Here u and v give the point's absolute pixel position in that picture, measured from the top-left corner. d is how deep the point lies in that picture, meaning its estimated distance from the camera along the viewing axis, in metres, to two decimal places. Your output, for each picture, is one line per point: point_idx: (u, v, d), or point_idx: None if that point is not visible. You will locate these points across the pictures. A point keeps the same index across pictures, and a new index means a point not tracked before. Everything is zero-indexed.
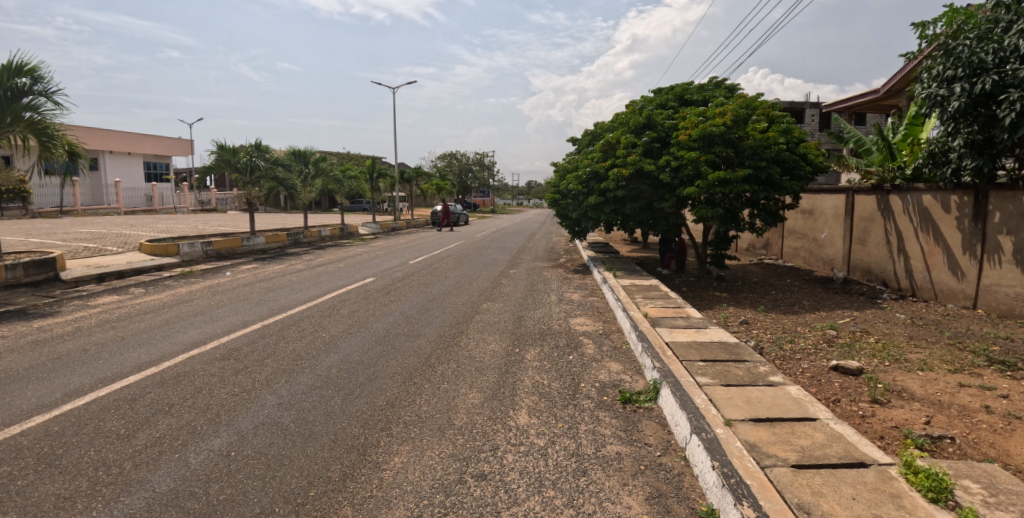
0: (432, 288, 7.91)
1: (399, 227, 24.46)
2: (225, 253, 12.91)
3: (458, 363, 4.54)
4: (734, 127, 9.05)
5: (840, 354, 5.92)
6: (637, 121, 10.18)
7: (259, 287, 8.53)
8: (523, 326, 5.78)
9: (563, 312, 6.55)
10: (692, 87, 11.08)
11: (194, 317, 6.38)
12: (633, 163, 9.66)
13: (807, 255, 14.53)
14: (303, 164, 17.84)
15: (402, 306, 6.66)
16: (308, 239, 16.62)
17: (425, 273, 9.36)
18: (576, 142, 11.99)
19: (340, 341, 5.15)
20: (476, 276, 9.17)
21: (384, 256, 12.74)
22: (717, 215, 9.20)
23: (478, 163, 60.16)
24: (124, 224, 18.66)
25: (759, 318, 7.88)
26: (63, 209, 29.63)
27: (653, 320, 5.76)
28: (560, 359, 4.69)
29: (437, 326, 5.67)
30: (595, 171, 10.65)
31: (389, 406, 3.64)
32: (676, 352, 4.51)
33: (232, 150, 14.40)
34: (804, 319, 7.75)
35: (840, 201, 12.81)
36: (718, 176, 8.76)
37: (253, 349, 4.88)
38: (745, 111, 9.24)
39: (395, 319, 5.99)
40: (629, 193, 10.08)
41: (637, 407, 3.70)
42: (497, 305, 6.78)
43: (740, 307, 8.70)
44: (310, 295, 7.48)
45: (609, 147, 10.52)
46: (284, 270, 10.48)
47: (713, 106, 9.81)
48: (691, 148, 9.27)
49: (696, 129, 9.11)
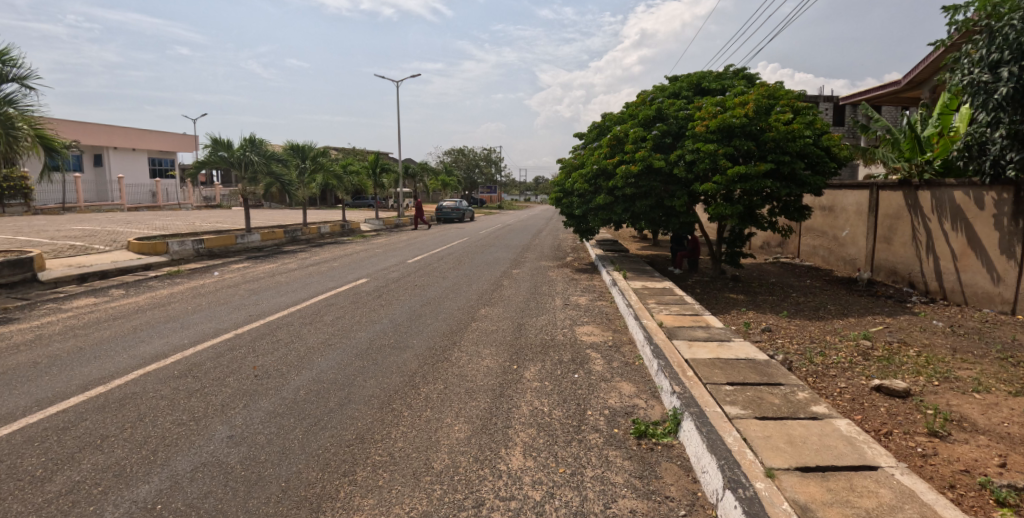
0: (427, 291, 7.32)
1: (403, 223, 23.95)
2: (218, 251, 12.44)
3: (445, 383, 3.94)
4: (756, 118, 8.40)
5: (879, 370, 5.28)
6: (649, 112, 9.53)
7: (244, 289, 8.00)
8: (523, 335, 5.19)
9: (568, 319, 5.94)
10: (707, 76, 10.41)
11: (165, 325, 5.83)
12: (644, 158, 9.00)
13: (826, 254, 13.79)
14: (302, 158, 17.31)
15: (391, 312, 6.08)
16: (306, 236, 16.17)
17: (423, 274, 8.77)
18: (581, 136, 11.32)
19: (316, 355, 4.59)
20: (476, 277, 8.55)
21: (383, 254, 12.20)
22: (736, 213, 8.54)
23: (485, 159, 59.40)
24: (122, 221, 18.28)
25: (781, 324, 7.23)
26: (65, 205, 29.41)
27: (669, 330, 5.14)
28: (564, 379, 4.08)
29: (427, 337, 5.08)
30: (604, 165, 10.00)
31: (358, 442, 3.06)
32: (698, 372, 3.91)
33: (226, 144, 13.89)
34: (831, 327, 7.09)
35: (864, 198, 12.07)
36: (738, 171, 8.12)
37: (216, 366, 4.32)
38: (767, 101, 8.60)
39: (381, 328, 5.41)
40: (640, 190, 9.42)
41: (655, 444, 3.11)
42: (496, 310, 6.19)
43: (760, 312, 8.04)
44: (295, 299, 6.92)
45: (616, 141, 9.85)
46: (275, 270, 9.94)
47: (731, 96, 9.16)
48: (708, 140, 8.63)
49: (714, 120, 8.47)
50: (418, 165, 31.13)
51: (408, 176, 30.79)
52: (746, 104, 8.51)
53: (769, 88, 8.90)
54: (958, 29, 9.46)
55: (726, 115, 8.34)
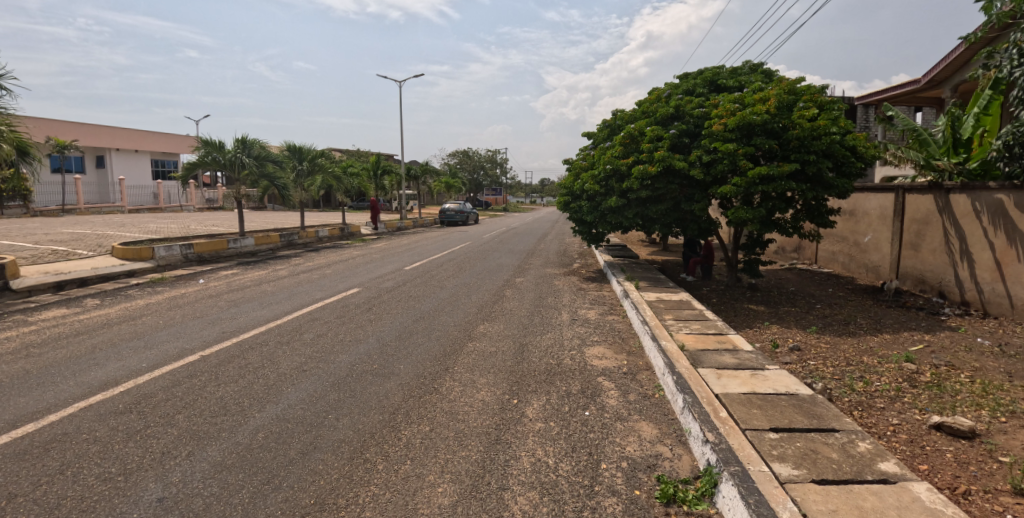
0: (422, 303, 6.70)
1: (405, 226, 23.36)
2: (208, 256, 11.88)
3: (432, 424, 3.32)
4: (778, 116, 7.75)
5: (931, 401, 4.61)
6: (661, 111, 8.90)
7: (225, 300, 7.43)
8: (525, 359, 4.56)
9: (575, 338, 5.30)
10: (725, 72, 9.79)
11: (127, 344, 5.25)
12: (659, 159, 8.34)
13: (847, 260, 13.07)
14: (298, 160, 16.76)
15: (379, 330, 5.46)
16: (303, 240, 15.60)
17: (419, 283, 8.16)
18: (592, 136, 10.70)
19: (286, 386, 3.98)
20: (477, 286, 7.93)
21: (380, 260, 11.59)
22: (758, 218, 7.85)
23: (490, 161, 58.78)
24: (116, 224, 17.83)
25: (811, 342, 6.56)
26: (65, 207, 29.11)
27: (692, 354, 4.50)
28: (572, 418, 3.45)
29: (415, 361, 4.46)
30: (613, 167, 9.36)
31: (317, 509, 2.46)
32: (734, 414, 3.26)
33: (218, 145, 13.39)
34: (866, 346, 6.41)
35: (888, 201, 11.38)
36: (760, 172, 7.44)
37: (167, 403, 3.72)
38: (790, 97, 7.96)
39: (365, 350, 4.79)
40: (654, 193, 8.76)
41: (688, 513, 2.47)
42: (497, 327, 5.56)
43: (784, 327, 7.36)
44: (276, 312, 6.33)
45: (630, 140, 9.19)
46: (263, 277, 9.38)
47: (750, 92, 8.54)
48: (726, 139, 7.98)
49: (733, 117, 7.83)
50: (421, 166, 30.59)
51: (411, 178, 30.23)
52: (769, 100, 7.87)
53: (792, 83, 8.25)
54: (997, 21, 8.79)
55: (747, 111, 7.69)
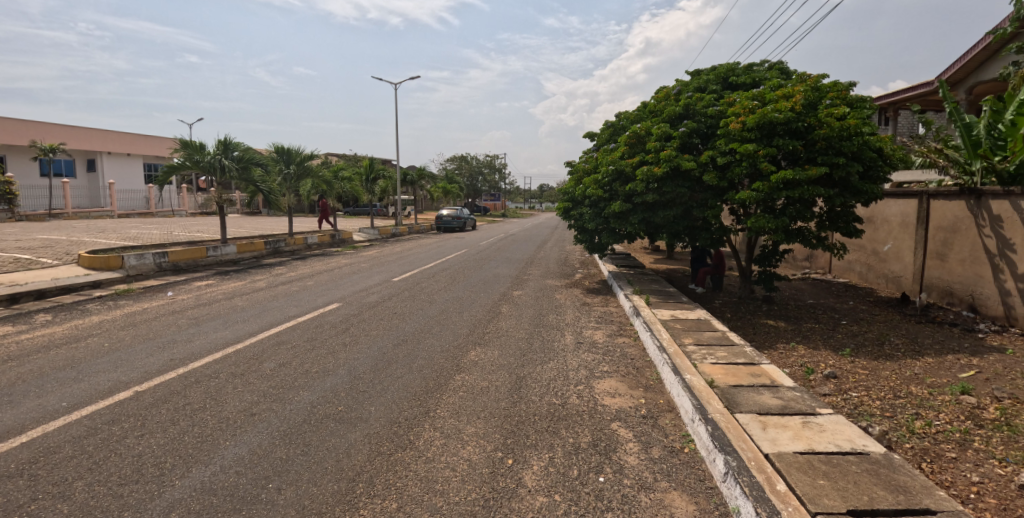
0: (407, 323, 5.93)
1: (400, 233, 22.58)
2: (184, 265, 11.10)
3: (401, 499, 2.54)
4: (802, 114, 7.03)
5: (1010, 448, 3.82)
6: (671, 109, 8.15)
7: (187, 317, 6.67)
8: (522, 398, 3.77)
9: (581, 367, 4.51)
10: (738, 68, 9.03)
11: (54, 377, 4.46)
12: (669, 160, 7.55)
13: (864, 269, 12.32)
14: (286, 163, 16.05)
15: (353, 357, 4.69)
16: (291, 248, 14.83)
17: (406, 297, 7.38)
18: (593, 137, 9.91)
19: (224, 439, 3.21)
20: (470, 301, 7.15)
21: (368, 269, 10.81)
22: (780, 227, 7.07)
23: (488, 166, 58.09)
24: (97, 230, 17.04)
25: (845, 368, 5.77)
26: (51, 211, 28.31)
27: (724, 393, 3.72)
28: (583, 487, 2.67)
29: (390, 402, 3.68)
30: (618, 169, 8.57)
31: None
32: (797, 488, 2.49)
33: (198, 146, 12.57)
34: (909, 372, 5.64)
35: (912, 207, 10.64)
36: (785, 176, 6.68)
37: (69, 464, 2.97)
38: (814, 94, 7.24)
39: (332, 385, 4.01)
40: (663, 198, 7.98)
41: None
42: (491, 354, 4.77)
43: (812, 348, 6.58)
44: (238, 334, 5.56)
45: (635, 140, 8.39)
46: (238, 289, 8.59)
47: (769, 89, 7.81)
48: (745, 139, 7.23)
49: (753, 115, 7.09)
50: (417, 171, 29.81)
51: (407, 183, 29.48)
52: (793, 97, 7.15)
53: (815, 80, 7.53)
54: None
55: (768, 109, 6.97)
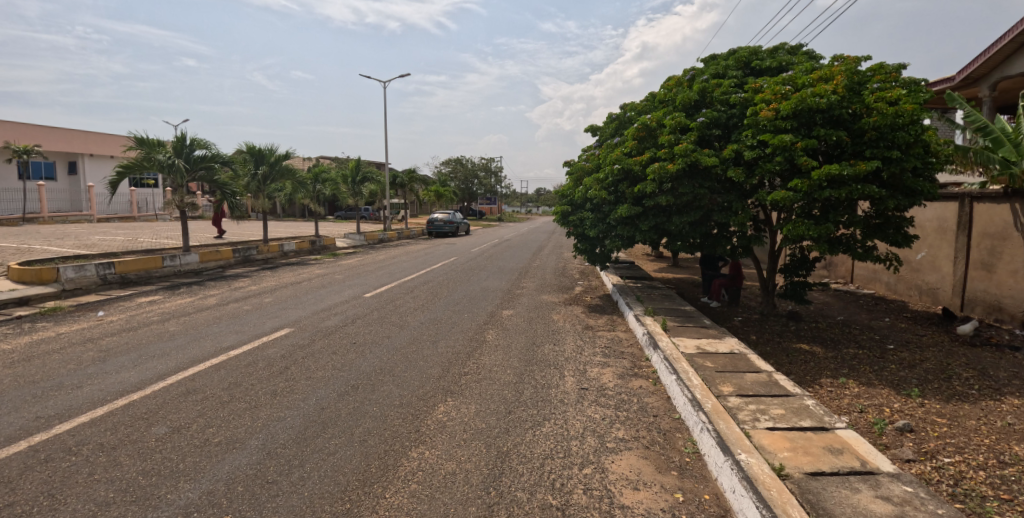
0: (365, 358, 4.69)
1: (389, 239, 21.38)
2: (134, 277, 9.82)
3: None
4: (846, 100, 5.81)
5: None
6: (687, 96, 6.92)
7: (97, 349, 5.38)
8: (501, 497, 2.53)
9: (587, 433, 3.26)
10: (762, 51, 7.79)
11: None
12: (685, 155, 6.28)
13: (893, 280, 11.15)
14: (257, 163, 14.81)
15: (277, 418, 3.46)
16: (264, 255, 13.60)
17: (373, 321, 6.12)
18: (594, 131, 8.70)
19: None
20: (449, 325, 5.91)
21: (341, 282, 9.55)
22: (824, 234, 5.72)
23: (484, 169, 56.94)
24: (55, 236, 15.68)
25: (918, 417, 4.58)
26: (26, 216, 26.95)
27: (804, 493, 2.48)
28: None
29: (302, 508, 2.44)
30: (625, 168, 7.32)
31: None
32: None
33: (154, 143, 11.39)
34: (1000, 422, 4.44)
35: (951, 211, 9.47)
36: (830, 172, 5.38)
37: None
38: (858, 77, 6.05)
39: (231, 473, 2.79)
40: (678, 199, 6.71)
41: None
42: (465, 411, 3.53)
43: (866, 385, 5.37)
44: (144, 378, 4.32)
45: (645, 133, 7.13)
46: (181, 308, 7.32)
47: (803, 72, 6.58)
48: (778, 130, 6.00)
49: (789, 100, 5.85)
50: (408, 174, 28.54)
51: (398, 186, 28.21)
52: (834, 79, 5.95)
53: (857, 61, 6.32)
54: None
55: (805, 93, 5.75)
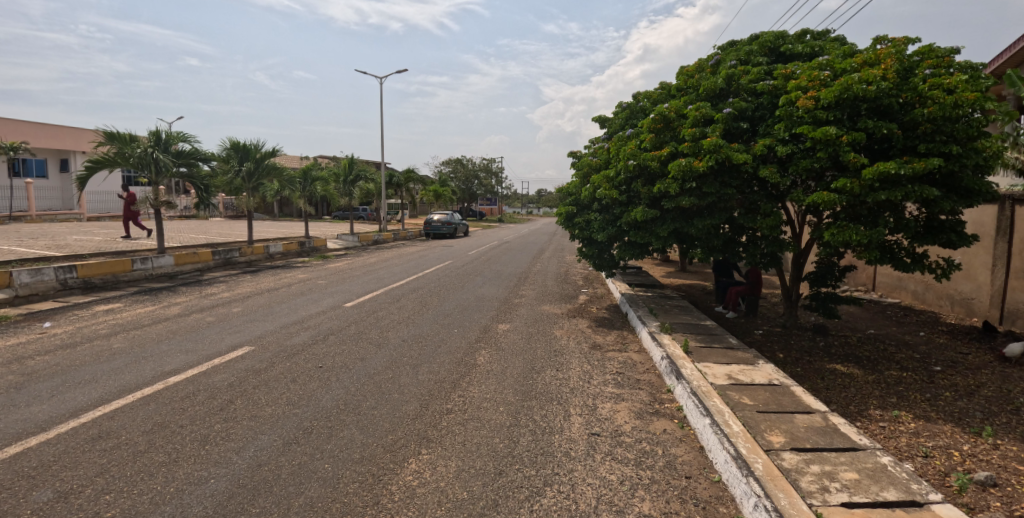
0: (328, 389, 3.88)
1: (383, 240, 20.58)
2: (99, 281, 8.99)
3: None
4: (899, 86, 5.00)
5: None
6: (710, 84, 6.13)
7: (20, 370, 4.58)
8: None
9: (603, 507, 2.45)
10: (790, 36, 6.97)
11: None
12: (713, 150, 5.48)
13: (921, 289, 10.30)
14: (242, 160, 14.05)
15: (198, 482, 2.65)
16: (247, 257, 12.81)
17: (349, 337, 5.32)
18: (604, 123, 7.91)
19: None
20: (435, 344, 5.10)
21: (323, 288, 8.74)
22: (874, 242, 4.90)
23: (484, 169, 56.13)
24: (31, 236, 14.88)
25: (999, 466, 3.75)
26: (13, 215, 26.23)
27: None
28: None
29: None
30: (639, 165, 6.51)
31: None
32: None
33: (128, 138, 10.63)
34: None
35: (990, 215, 8.62)
36: (883, 169, 4.57)
37: None
38: (909, 60, 5.23)
39: None
40: (702, 201, 5.91)
41: None
42: (442, 472, 2.72)
43: (924, 420, 4.55)
44: (50, 417, 3.49)
45: (662, 124, 6.32)
46: (137, 319, 6.50)
47: (842, 57, 5.77)
48: (816, 121, 5.19)
49: (831, 87, 5.04)
50: (405, 174, 27.76)
51: (394, 186, 27.44)
52: (883, 62, 5.13)
53: (908, 42, 5.46)
54: None
55: (850, 79, 4.95)
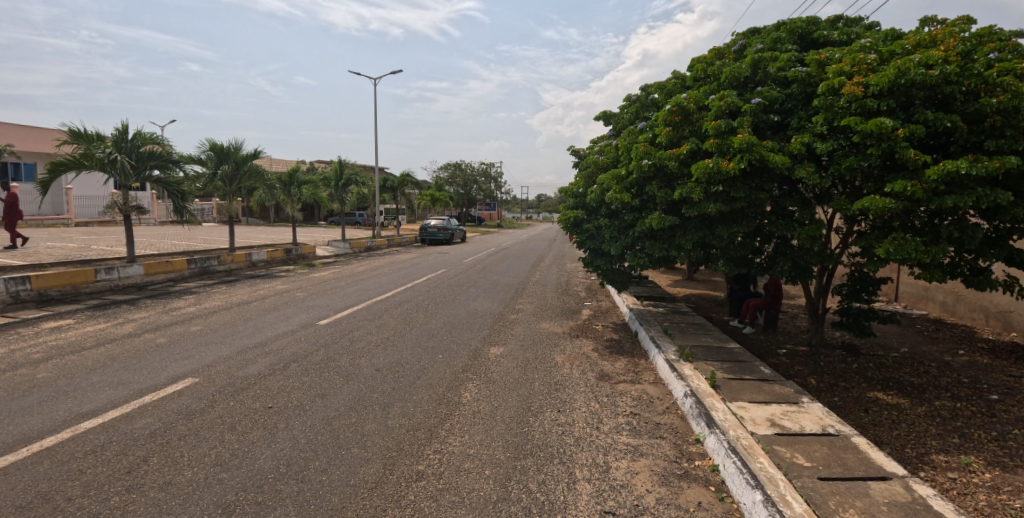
0: (271, 442, 3.09)
1: (376, 246, 19.75)
2: (56, 294, 8.21)
3: None
4: (961, 71, 4.24)
5: None
6: (733, 71, 5.38)
7: None
8: None
9: None
10: (821, 22, 6.24)
11: None
12: (746, 150, 4.69)
13: (951, 300, 9.50)
14: (219, 162, 13.22)
15: None
16: (226, 266, 12.03)
17: (315, 365, 4.55)
18: (609, 118, 7.15)
19: None
20: (414, 374, 4.33)
21: (300, 301, 7.94)
22: (936, 254, 4.12)
23: (484, 173, 55.30)
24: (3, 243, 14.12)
25: None
26: None
27: None
28: None
29: None
30: (654, 164, 5.72)
31: None
32: None
33: (93, 138, 9.95)
34: None
35: None
36: (950, 168, 3.81)
37: None
38: (968, 41, 4.46)
39: None
40: (730, 207, 5.12)
41: None
42: None
43: (1002, 470, 3.76)
44: None
45: (680, 117, 5.53)
46: (79, 340, 5.71)
47: (887, 40, 5.02)
48: (865, 112, 4.41)
49: (884, 72, 4.27)
50: (401, 177, 26.93)
51: (389, 190, 26.60)
52: (942, 43, 4.38)
53: (964, 21, 4.69)
54: None
55: (906, 62, 4.20)
